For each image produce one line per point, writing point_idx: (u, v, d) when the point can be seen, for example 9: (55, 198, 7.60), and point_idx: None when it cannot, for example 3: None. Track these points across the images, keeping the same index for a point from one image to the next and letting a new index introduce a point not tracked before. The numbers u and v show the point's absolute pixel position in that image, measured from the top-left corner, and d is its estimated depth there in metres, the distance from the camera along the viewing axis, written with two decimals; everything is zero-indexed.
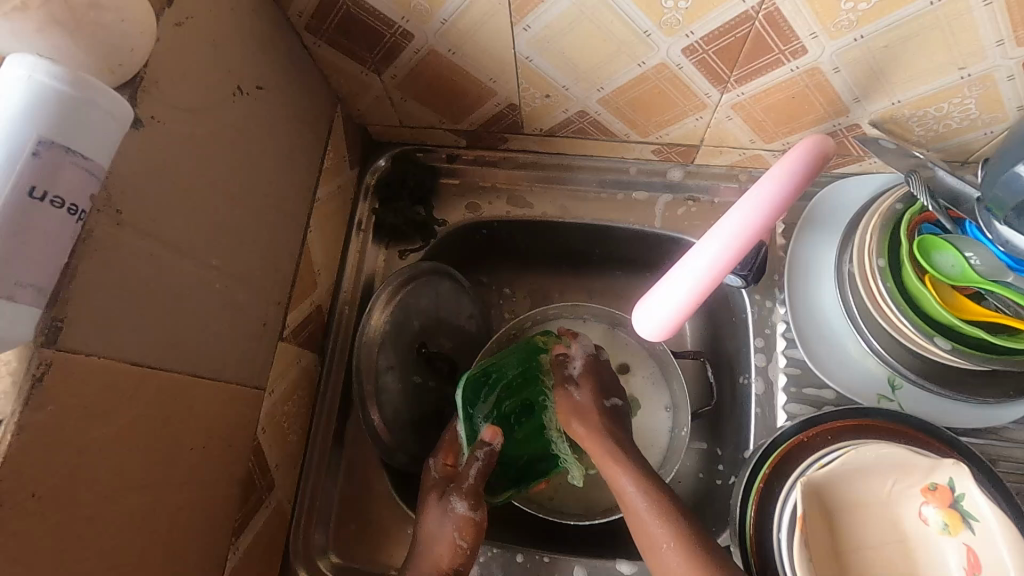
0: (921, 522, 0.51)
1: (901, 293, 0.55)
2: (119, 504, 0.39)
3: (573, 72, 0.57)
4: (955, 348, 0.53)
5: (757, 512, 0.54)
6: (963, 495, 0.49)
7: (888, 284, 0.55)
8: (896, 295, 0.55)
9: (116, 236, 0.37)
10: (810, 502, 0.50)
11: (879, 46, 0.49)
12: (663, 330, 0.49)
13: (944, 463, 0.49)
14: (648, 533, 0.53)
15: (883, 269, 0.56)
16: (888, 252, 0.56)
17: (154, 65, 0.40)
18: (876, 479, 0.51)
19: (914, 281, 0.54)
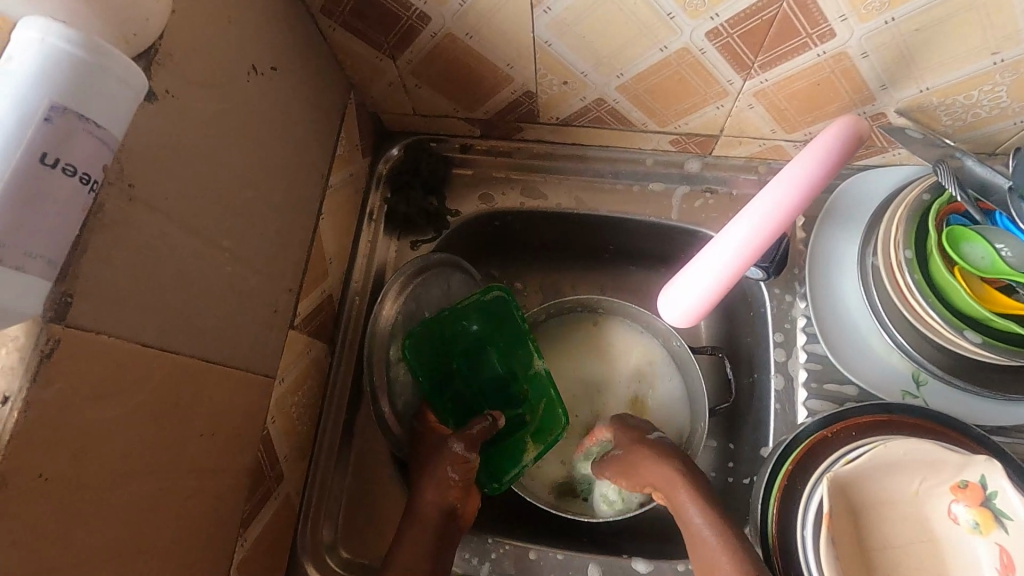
0: (950, 521, 0.49)
1: (929, 285, 0.53)
2: (126, 489, 0.38)
3: (593, 57, 0.56)
4: (986, 342, 0.52)
5: (779, 509, 0.52)
6: (996, 493, 0.47)
7: (915, 276, 0.54)
8: (925, 287, 0.53)
9: (128, 212, 0.36)
10: (836, 499, 0.49)
11: (910, 30, 0.48)
12: (685, 319, 0.48)
13: (976, 459, 0.48)
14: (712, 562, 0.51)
15: (910, 260, 0.54)
16: (914, 243, 0.55)
17: (169, 37, 0.39)
18: (904, 476, 0.50)
19: (942, 273, 0.52)
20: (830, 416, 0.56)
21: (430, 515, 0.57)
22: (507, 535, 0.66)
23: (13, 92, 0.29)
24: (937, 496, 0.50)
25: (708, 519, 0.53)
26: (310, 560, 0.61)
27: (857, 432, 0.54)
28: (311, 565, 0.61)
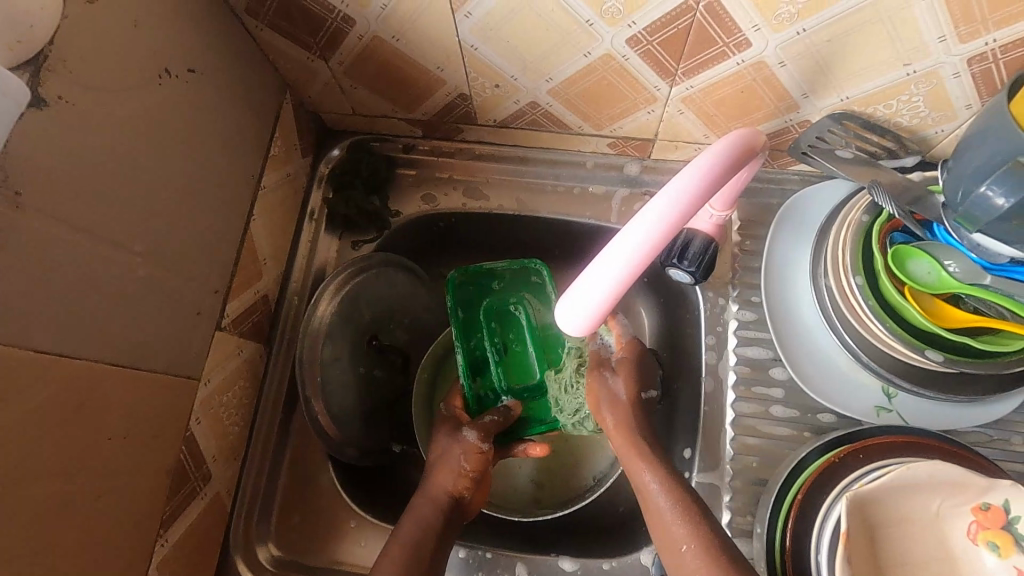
0: (969, 541, 0.48)
1: (884, 308, 0.54)
2: (21, 495, 0.38)
3: (520, 62, 0.56)
4: (948, 359, 0.52)
5: (794, 537, 0.52)
6: (1018, 518, 0.46)
7: (870, 302, 0.54)
8: (880, 312, 0.54)
9: (15, 221, 0.36)
10: (858, 518, 0.48)
11: (822, 41, 0.48)
12: (580, 327, 0.45)
13: (1002, 484, 0.47)
14: (668, 533, 0.51)
15: (862, 287, 0.55)
16: (862, 267, 0.55)
17: (62, 44, 0.38)
18: (926, 496, 0.49)
19: (894, 295, 0.53)
20: (823, 444, 0.57)
21: (439, 499, 0.58)
22: None
23: None
24: (958, 517, 0.49)
25: (666, 482, 0.54)
26: (242, 558, 0.62)
27: (864, 455, 0.54)
28: (243, 564, 0.61)
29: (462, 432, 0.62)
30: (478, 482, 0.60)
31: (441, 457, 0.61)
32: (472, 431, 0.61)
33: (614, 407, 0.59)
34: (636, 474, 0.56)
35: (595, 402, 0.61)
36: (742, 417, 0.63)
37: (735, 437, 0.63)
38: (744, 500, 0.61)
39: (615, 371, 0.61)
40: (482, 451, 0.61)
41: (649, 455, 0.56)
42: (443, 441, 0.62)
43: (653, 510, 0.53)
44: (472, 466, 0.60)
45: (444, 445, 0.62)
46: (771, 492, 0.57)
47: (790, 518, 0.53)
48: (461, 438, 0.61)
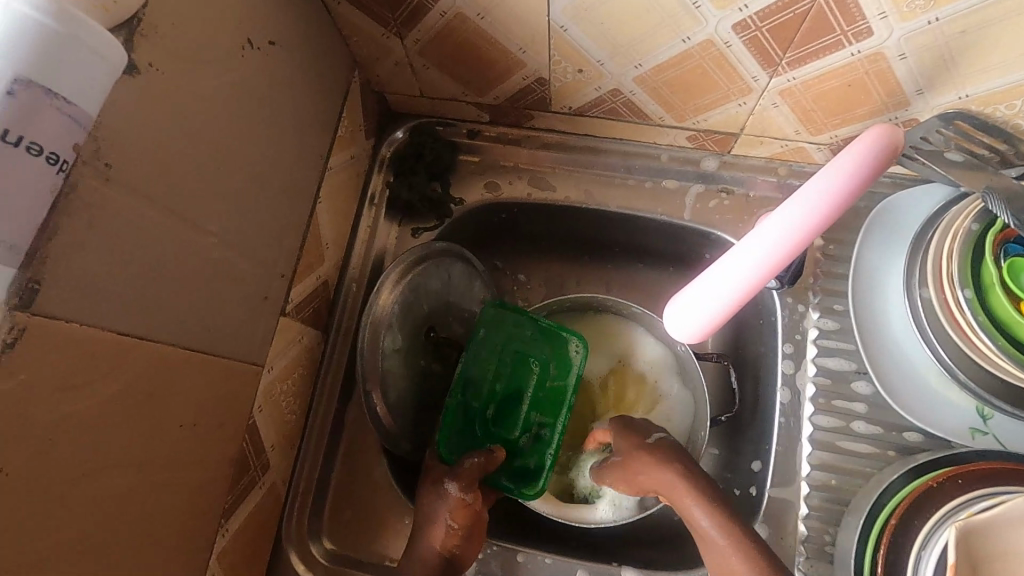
0: None
1: (995, 325, 0.50)
2: (96, 483, 0.36)
3: (611, 46, 0.53)
4: None
5: (885, 566, 0.49)
6: None
7: (979, 318, 0.50)
8: (990, 328, 0.50)
9: (102, 193, 0.34)
10: (964, 550, 0.44)
11: (954, 31, 0.44)
12: (691, 338, 0.46)
13: None
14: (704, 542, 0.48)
15: (971, 301, 0.51)
16: (971, 280, 0.51)
17: (154, 8, 0.36)
18: None
19: (1009, 311, 0.49)
20: (914, 468, 0.54)
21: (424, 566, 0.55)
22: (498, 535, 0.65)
23: None
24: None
25: (714, 517, 0.48)
26: (295, 550, 0.60)
27: (965, 481, 0.49)
28: (296, 556, 0.60)
29: (446, 484, 0.57)
30: (467, 537, 0.57)
31: (425, 517, 0.57)
32: (454, 483, 0.57)
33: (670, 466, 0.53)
34: (684, 510, 0.51)
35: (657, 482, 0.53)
36: (819, 431, 0.60)
37: (813, 452, 0.59)
38: (822, 519, 0.58)
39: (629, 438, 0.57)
40: (468, 505, 0.57)
41: (693, 486, 0.51)
42: (425, 501, 0.58)
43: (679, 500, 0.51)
44: (460, 524, 0.56)
45: (427, 507, 0.57)
46: (855, 512, 0.55)
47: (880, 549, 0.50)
48: (449, 494, 0.57)
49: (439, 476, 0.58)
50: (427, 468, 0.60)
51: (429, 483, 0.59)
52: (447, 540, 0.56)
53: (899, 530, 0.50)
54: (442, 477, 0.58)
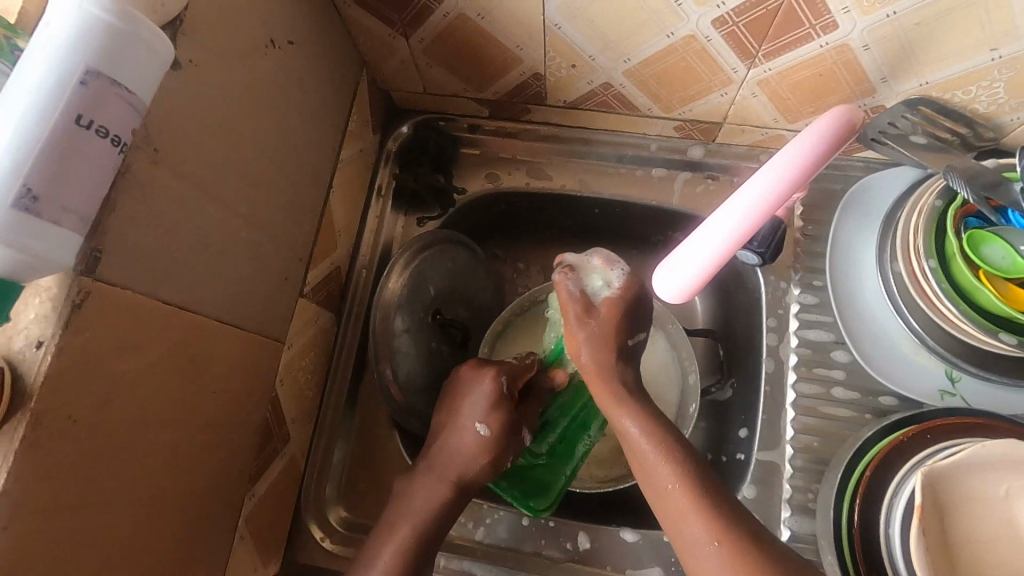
0: None
1: (958, 292, 0.54)
2: (147, 436, 0.40)
3: (601, 42, 0.57)
4: (1022, 343, 0.53)
5: (861, 517, 0.54)
6: None
7: (943, 285, 0.55)
8: (953, 295, 0.54)
9: (151, 175, 0.38)
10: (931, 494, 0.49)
11: (911, 24, 0.49)
12: (676, 299, 0.48)
13: None
14: (654, 482, 0.54)
15: (936, 270, 0.55)
16: (936, 251, 0.56)
17: (194, 10, 0.40)
18: (997, 476, 0.50)
19: (970, 278, 0.54)
20: (887, 426, 0.58)
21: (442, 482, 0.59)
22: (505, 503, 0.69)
23: (51, 54, 0.31)
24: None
25: (646, 428, 0.56)
26: (313, 519, 0.64)
27: (931, 436, 0.55)
28: (314, 525, 0.63)
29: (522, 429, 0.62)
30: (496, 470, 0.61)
31: (481, 450, 0.59)
32: (524, 427, 0.62)
33: (592, 343, 0.59)
34: (617, 420, 0.58)
35: (573, 345, 0.60)
36: (802, 397, 0.64)
37: (796, 417, 0.64)
38: (805, 478, 0.62)
39: (597, 309, 0.60)
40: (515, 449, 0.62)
41: (630, 400, 0.57)
42: (487, 433, 0.59)
43: (597, 388, 0.59)
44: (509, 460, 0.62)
45: (485, 439, 0.59)
46: (834, 469, 0.59)
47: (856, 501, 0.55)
48: (518, 436, 0.62)
49: (509, 407, 0.60)
50: (500, 390, 0.60)
51: (493, 413, 0.59)
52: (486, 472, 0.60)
53: (873, 481, 0.54)
54: (517, 418, 0.61)
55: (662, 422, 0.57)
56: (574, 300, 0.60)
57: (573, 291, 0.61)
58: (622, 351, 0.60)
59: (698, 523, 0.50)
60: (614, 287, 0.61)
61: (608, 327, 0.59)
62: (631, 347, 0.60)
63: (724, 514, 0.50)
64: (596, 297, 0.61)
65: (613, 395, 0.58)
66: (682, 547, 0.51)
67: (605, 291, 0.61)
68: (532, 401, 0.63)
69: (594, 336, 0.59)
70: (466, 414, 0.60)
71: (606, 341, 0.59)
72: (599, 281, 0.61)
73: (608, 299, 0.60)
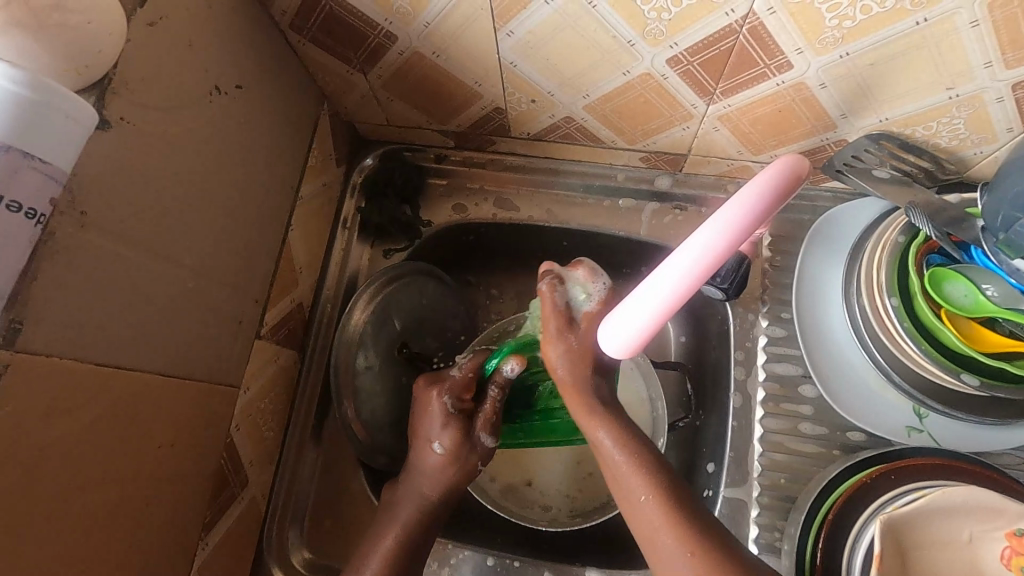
0: (1003, 566, 0.48)
1: (918, 330, 0.54)
2: (81, 502, 0.40)
3: (559, 79, 0.57)
4: (984, 383, 0.52)
5: (824, 557, 0.52)
6: None
7: (904, 323, 0.54)
8: (914, 333, 0.54)
9: (79, 239, 0.37)
10: (891, 541, 0.48)
11: (865, 64, 0.48)
12: (625, 350, 0.46)
13: None
14: (625, 487, 0.52)
15: (897, 308, 0.55)
16: (898, 289, 0.55)
17: (125, 67, 0.39)
18: (959, 521, 0.49)
19: (930, 317, 0.53)
20: (854, 464, 0.57)
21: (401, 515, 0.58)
22: (471, 541, 0.68)
23: None
24: (991, 541, 0.49)
25: (621, 443, 0.53)
26: (275, 561, 0.63)
27: (897, 476, 0.54)
28: (276, 568, 0.62)
29: (479, 437, 0.61)
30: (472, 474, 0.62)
31: (444, 467, 0.60)
32: (487, 435, 0.61)
33: (571, 357, 0.53)
34: (590, 432, 0.55)
35: (549, 359, 0.54)
36: (769, 433, 0.63)
37: (763, 453, 0.63)
38: (772, 516, 0.61)
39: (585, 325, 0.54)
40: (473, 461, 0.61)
41: (604, 413, 0.54)
42: (445, 452, 0.59)
43: (573, 402, 0.54)
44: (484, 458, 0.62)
45: (448, 458, 0.59)
46: (797, 509, 0.58)
47: (822, 535, 0.53)
48: (479, 443, 0.61)
49: (461, 420, 0.60)
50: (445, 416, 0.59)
51: (445, 431, 0.59)
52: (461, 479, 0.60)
53: (836, 521, 0.53)
54: (473, 427, 0.60)
55: (636, 437, 0.54)
56: (556, 312, 0.53)
57: (556, 300, 0.54)
58: (600, 367, 0.54)
59: (669, 532, 0.48)
60: (598, 300, 0.54)
61: (590, 342, 0.53)
62: (608, 362, 0.55)
63: (694, 523, 0.49)
64: (580, 310, 0.54)
65: (587, 406, 0.54)
66: (654, 558, 0.49)
67: (589, 301, 0.54)
68: (487, 398, 0.60)
69: (572, 353, 0.53)
70: (422, 435, 0.60)
71: (585, 356, 0.53)
72: (579, 292, 0.55)
73: (589, 313, 0.54)
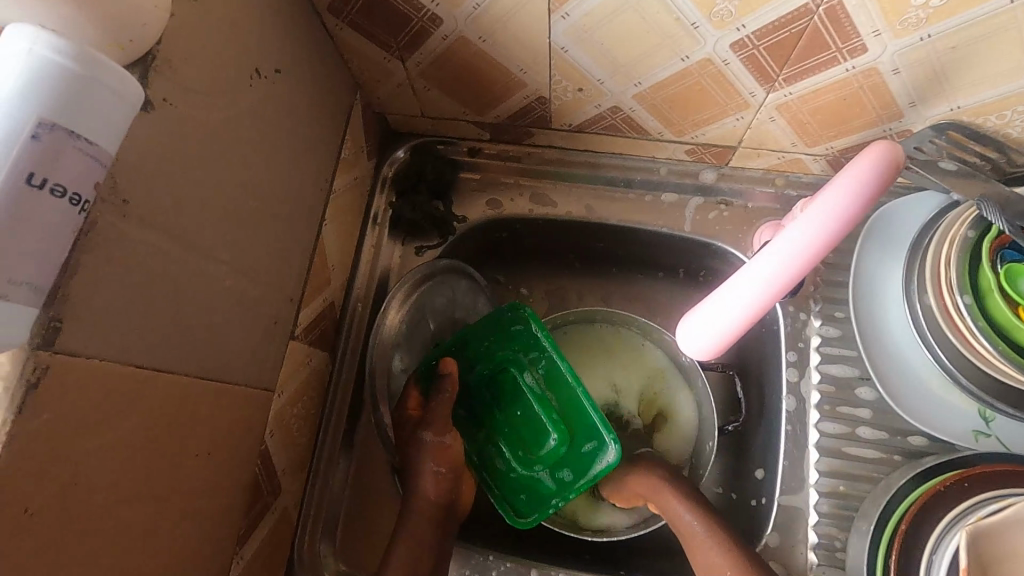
0: None
1: (993, 329, 0.51)
2: (119, 518, 0.36)
3: (611, 66, 0.54)
4: None
5: (898, 570, 0.50)
6: None
7: (978, 323, 0.51)
8: (989, 332, 0.51)
9: (120, 228, 0.34)
10: (976, 553, 0.45)
11: (945, 47, 0.45)
12: (706, 352, 0.47)
13: None
14: (696, 560, 0.58)
15: (970, 307, 0.52)
16: (970, 286, 0.52)
17: (167, 43, 0.36)
18: None
19: (1006, 314, 0.51)
20: (921, 472, 0.55)
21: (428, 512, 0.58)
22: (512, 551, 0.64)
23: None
24: None
25: (698, 516, 0.59)
26: (308, 573, 0.59)
27: (971, 484, 0.51)
28: None
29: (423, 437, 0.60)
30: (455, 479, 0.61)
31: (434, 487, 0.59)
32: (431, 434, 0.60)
33: None
34: (669, 507, 0.61)
35: None
36: (825, 437, 0.61)
37: (820, 458, 0.60)
38: (833, 525, 0.58)
39: None
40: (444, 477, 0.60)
41: (681, 490, 0.62)
42: (427, 469, 0.59)
43: (660, 498, 0.62)
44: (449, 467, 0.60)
45: (428, 473, 0.59)
46: (864, 518, 0.56)
47: (892, 550, 0.51)
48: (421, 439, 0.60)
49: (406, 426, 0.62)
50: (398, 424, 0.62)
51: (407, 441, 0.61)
52: (438, 489, 0.59)
53: (909, 536, 0.50)
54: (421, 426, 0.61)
55: (716, 518, 0.59)
56: None
57: None
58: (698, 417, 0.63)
59: None
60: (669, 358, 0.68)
61: None
62: None
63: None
64: None
65: (666, 483, 0.63)
66: None
67: None
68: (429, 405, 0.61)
69: (682, 412, 0.62)
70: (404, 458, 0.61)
71: (683, 414, 0.62)
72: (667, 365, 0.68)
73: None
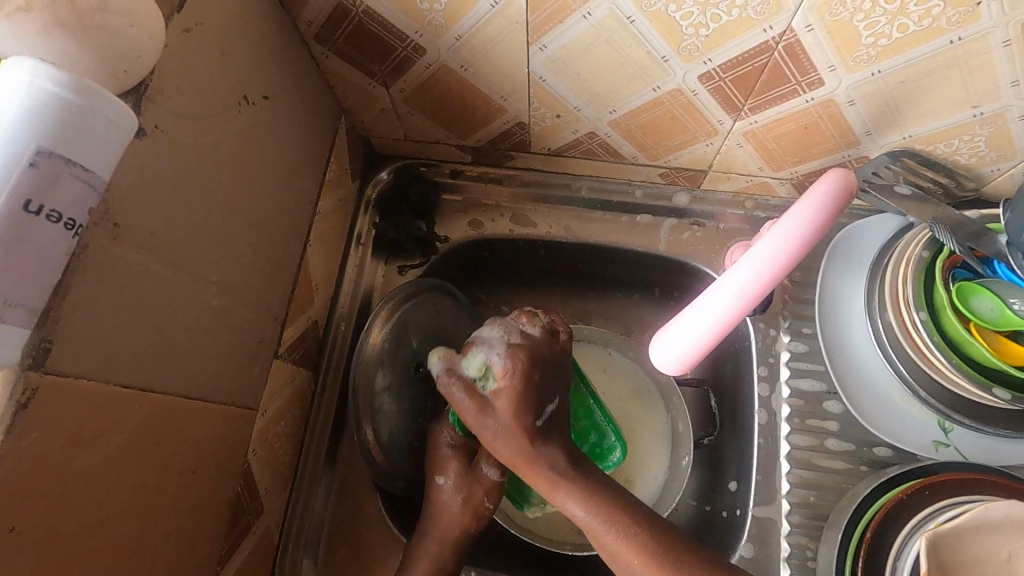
0: None
1: (948, 343, 0.54)
2: (104, 536, 0.37)
3: (587, 94, 0.57)
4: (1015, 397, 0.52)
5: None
6: None
7: (934, 338, 0.54)
8: (944, 346, 0.54)
9: (111, 251, 0.35)
10: (936, 559, 0.47)
11: (894, 82, 0.49)
12: (676, 365, 0.52)
13: None
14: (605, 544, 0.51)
15: (925, 322, 0.55)
16: (925, 303, 0.55)
17: (161, 73, 0.38)
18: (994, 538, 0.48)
19: (960, 331, 0.53)
20: (885, 482, 0.57)
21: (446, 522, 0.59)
22: (494, 567, 0.65)
23: None
24: None
25: (591, 508, 0.52)
26: None
27: (931, 492, 0.53)
28: None
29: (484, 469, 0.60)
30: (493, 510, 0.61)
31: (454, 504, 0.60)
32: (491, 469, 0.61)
33: (500, 437, 0.54)
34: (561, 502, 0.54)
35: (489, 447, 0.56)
36: (796, 449, 0.63)
37: (791, 470, 0.62)
38: (804, 535, 0.60)
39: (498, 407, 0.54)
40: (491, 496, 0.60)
41: (565, 484, 0.53)
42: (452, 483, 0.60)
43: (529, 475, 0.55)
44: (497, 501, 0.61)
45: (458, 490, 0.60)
46: (833, 527, 0.58)
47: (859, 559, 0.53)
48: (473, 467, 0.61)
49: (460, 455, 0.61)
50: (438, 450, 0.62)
51: (450, 466, 0.60)
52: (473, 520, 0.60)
53: (874, 544, 0.53)
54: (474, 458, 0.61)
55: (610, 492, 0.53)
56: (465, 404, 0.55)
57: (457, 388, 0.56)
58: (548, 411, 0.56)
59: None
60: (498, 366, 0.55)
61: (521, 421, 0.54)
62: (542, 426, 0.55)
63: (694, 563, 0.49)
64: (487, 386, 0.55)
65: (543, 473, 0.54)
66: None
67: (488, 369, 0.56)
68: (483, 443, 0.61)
69: (499, 436, 0.54)
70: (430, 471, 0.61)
71: (511, 433, 0.54)
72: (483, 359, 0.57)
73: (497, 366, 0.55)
